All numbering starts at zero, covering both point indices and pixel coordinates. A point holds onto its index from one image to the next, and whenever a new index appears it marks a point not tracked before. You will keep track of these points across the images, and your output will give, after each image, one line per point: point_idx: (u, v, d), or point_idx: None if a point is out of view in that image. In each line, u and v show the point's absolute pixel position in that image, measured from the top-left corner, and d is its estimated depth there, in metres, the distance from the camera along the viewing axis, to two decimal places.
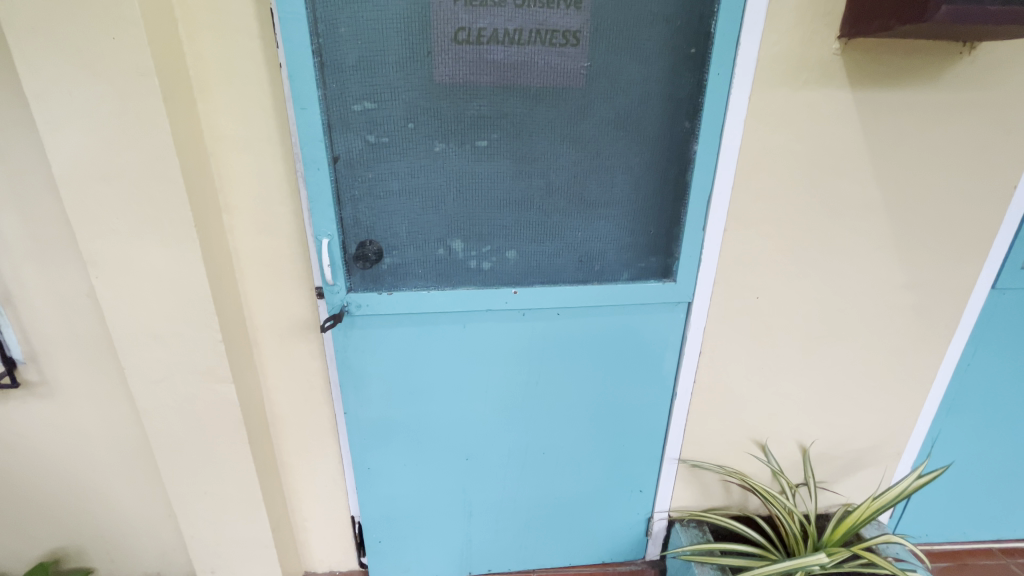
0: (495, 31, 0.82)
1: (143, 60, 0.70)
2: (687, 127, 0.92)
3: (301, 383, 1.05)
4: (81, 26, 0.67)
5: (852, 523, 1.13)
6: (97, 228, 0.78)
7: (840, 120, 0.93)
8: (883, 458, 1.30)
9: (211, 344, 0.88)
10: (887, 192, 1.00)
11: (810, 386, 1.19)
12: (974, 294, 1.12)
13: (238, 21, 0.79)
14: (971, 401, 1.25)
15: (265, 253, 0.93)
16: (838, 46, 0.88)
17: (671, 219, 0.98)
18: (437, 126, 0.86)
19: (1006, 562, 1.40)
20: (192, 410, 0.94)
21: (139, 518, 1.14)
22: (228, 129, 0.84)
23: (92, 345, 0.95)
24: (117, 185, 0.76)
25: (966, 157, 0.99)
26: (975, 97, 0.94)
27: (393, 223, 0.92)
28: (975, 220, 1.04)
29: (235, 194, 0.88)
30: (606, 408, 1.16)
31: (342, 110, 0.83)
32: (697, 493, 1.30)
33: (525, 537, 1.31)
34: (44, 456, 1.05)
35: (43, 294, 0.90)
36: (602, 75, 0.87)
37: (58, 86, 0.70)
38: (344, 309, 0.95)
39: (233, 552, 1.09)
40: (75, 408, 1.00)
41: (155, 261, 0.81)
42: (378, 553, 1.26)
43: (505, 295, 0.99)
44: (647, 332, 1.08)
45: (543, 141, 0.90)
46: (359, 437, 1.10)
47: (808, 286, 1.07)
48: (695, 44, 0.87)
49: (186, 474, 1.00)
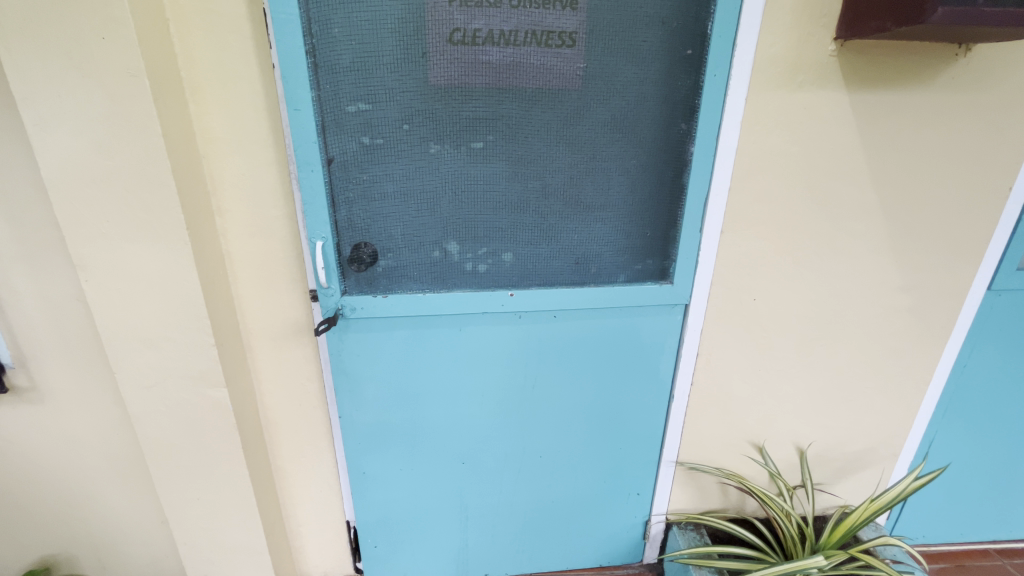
0: (490, 32, 0.82)
1: (134, 62, 0.69)
2: (684, 128, 0.91)
3: (295, 387, 1.04)
4: (70, 26, 0.66)
5: (849, 526, 1.13)
6: (86, 231, 0.77)
7: (836, 122, 0.93)
8: (880, 460, 1.30)
9: (203, 349, 0.87)
10: (884, 194, 1.00)
11: (807, 388, 1.19)
12: (971, 296, 1.12)
13: (230, 21, 0.78)
14: (968, 403, 1.25)
15: (258, 256, 0.92)
16: (834, 47, 0.88)
17: (668, 221, 0.98)
18: (432, 127, 0.86)
19: (1001, 563, 1.41)
20: (184, 416, 0.92)
21: (130, 524, 1.13)
22: (221, 130, 0.83)
23: (83, 349, 0.93)
24: (107, 187, 0.74)
25: (961, 160, 0.99)
26: (970, 99, 0.94)
27: (389, 225, 0.91)
28: (972, 221, 1.04)
29: (227, 196, 0.87)
30: (603, 411, 1.15)
31: (335, 111, 0.83)
32: (694, 495, 1.30)
33: (522, 541, 1.30)
34: (33, 462, 1.03)
35: (32, 298, 0.88)
36: (598, 77, 0.87)
37: (47, 88, 0.69)
38: (339, 312, 0.95)
39: (227, 559, 1.07)
40: (65, 414, 0.99)
41: (146, 265, 0.80)
42: (373, 557, 1.25)
43: (501, 297, 0.98)
44: (645, 333, 1.07)
45: (538, 142, 0.90)
46: (354, 441, 1.09)
47: (806, 288, 1.07)
48: (691, 46, 0.87)
49: (179, 480, 0.99)
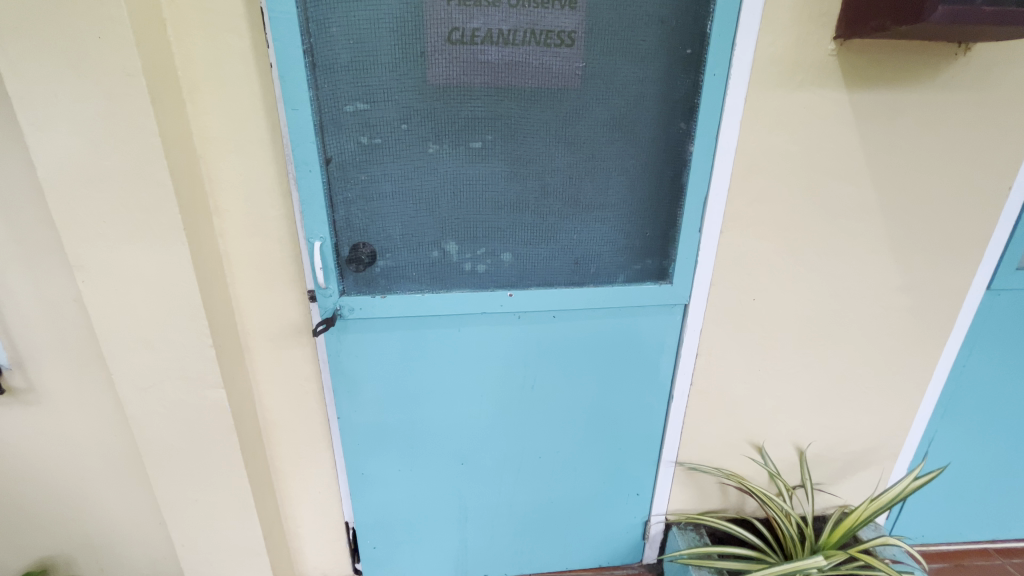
0: (489, 31, 0.82)
1: (131, 61, 0.68)
2: (683, 128, 0.91)
3: (294, 388, 1.04)
4: (66, 25, 0.66)
5: (849, 526, 1.13)
6: (83, 232, 0.76)
7: (836, 122, 0.93)
8: (880, 460, 1.30)
9: (201, 350, 0.87)
10: (884, 194, 1.00)
11: (807, 388, 1.19)
12: (970, 296, 1.12)
13: (228, 21, 0.77)
14: (967, 403, 1.25)
15: (256, 256, 0.92)
16: (833, 47, 0.88)
17: (667, 221, 0.98)
18: (430, 127, 0.85)
19: (1001, 563, 1.41)
20: (182, 417, 0.92)
21: (129, 525, 1.12)
22: (219, 130, 0.83)
23: (80, 350, 0.93)
24: (103, 188, 0.74)
25: (961, 159, 0.99)
26: (970, 99, 0.94)
27: (387, 225, 0.91)
28: (972, 221, 1.04)
29: (225, 196, 0.87)
30: (602, 411, 1.15)
31: (334, 111, 0.82)
32: (694, 496, 1.30)
33: (521, 541, 1.29)
34: (31, 464, 1.03)
35: (29, 299, 0.88)
36: (597, 77, 0.87)
37: (42, 88, 0.68)
38: (337, 313, 0.94)
39: (226, 560, 1.07)
40: (63, 415, 0.98)
41: (143, 266, 0.79)
42: (373, 558, 1.24)
43: (500, 298, 0.98)
44: (645, 333, 1.07)
45: (537, 142, 0.89)
46: (353, 441, 1.09)
47: (806, 288, 1.07)
48: (690, 45, 0.86)
49: (177, 481, 0.98)
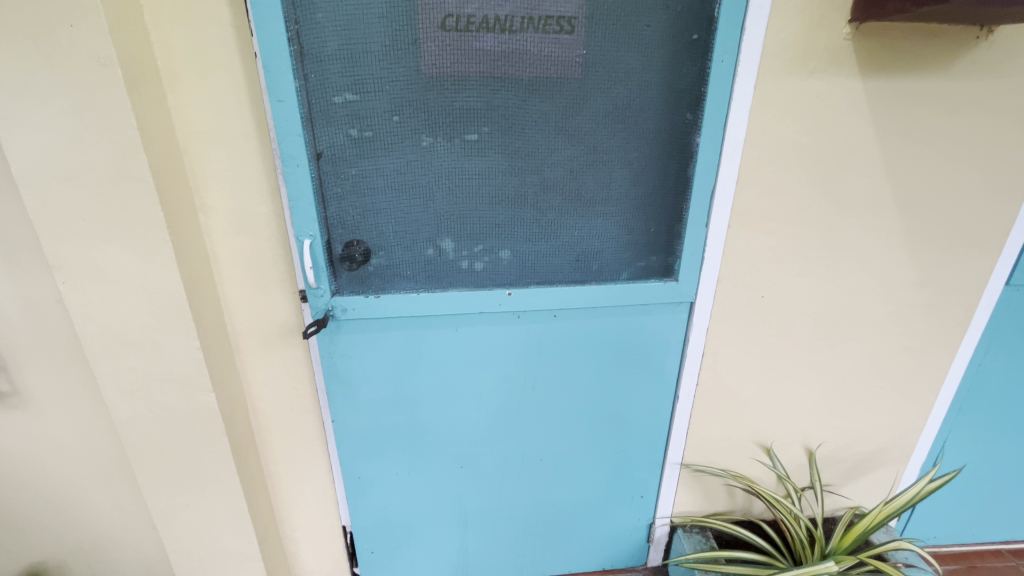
0: (484, 18, 0.78)
1: (104, 50, 0.65)
2: (689, 118, 0.87)
3: (287, 389, 1.01)
4: (35, 11, 0.62)
5: (861, 529, 1.08)
6: (60, 230, 0.73)
7: (850, 110, 0.89)
8: (892, 460, 1.26)
9: (187, 352, 0.83)
10: (900, 187, 0.96)
11: (818, 388, 1.15)
12: (989, 291, 1.07)
13: (209, 7, 0.74)
14: (984, 402, 1.20)
15: (244, 255, 0.88)
16: (849, 30, 0.83)
17: (672, 215, 0.94)
18: (425, 119, 0.82)
19: (1015, 564, 1.37)
20: (170, 422, 0.89)
21: (119, 530, 1.10)
22: (204, 124, 0.79)
23: (63, 352, 0.90)
24: (79, 184, 0.71)
25: (981, 150, 0.94)
26: (991, 85, 0.89)
27: (381, 221, 0.87)
28: (991, 214, 1.00)
29: (211, 193, 0.83)
30: (605, 409, 1.11)
31: (322, 102, 0.78)
32: (699, 498, 1.26)
33: (523, 543, 1.26)
34: (17, 467, 1.00)
35: (9, 300, 0.84)
36: (598, 64, 0.83)
37: (11, 78, 0.65)
38: (329, 314, 0.91)
39: (219, 566, 1.04)
40: (48, 419, 0.95)
41: (125, 265, 0.76)
42: (371, 562, 1.22)
43: (499, 297, 0.94)
44: (649, 329, 1.03)
45: (536, 134, 0.85)
46: (348, 444, 1.06)
47: (815, 285, 1.03)
48: (697, 30, 0.82)
49: (167, 486, 0.95)
